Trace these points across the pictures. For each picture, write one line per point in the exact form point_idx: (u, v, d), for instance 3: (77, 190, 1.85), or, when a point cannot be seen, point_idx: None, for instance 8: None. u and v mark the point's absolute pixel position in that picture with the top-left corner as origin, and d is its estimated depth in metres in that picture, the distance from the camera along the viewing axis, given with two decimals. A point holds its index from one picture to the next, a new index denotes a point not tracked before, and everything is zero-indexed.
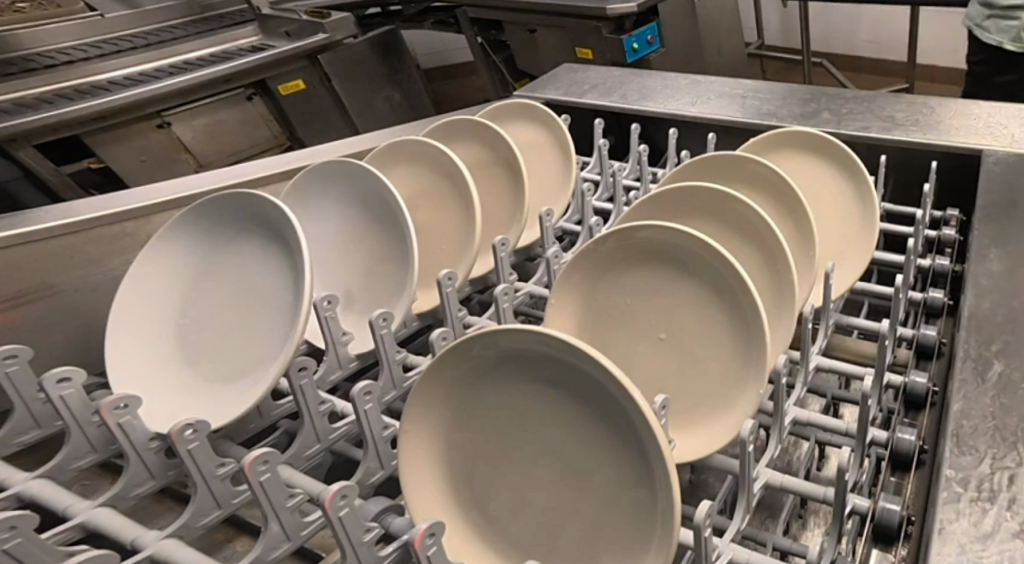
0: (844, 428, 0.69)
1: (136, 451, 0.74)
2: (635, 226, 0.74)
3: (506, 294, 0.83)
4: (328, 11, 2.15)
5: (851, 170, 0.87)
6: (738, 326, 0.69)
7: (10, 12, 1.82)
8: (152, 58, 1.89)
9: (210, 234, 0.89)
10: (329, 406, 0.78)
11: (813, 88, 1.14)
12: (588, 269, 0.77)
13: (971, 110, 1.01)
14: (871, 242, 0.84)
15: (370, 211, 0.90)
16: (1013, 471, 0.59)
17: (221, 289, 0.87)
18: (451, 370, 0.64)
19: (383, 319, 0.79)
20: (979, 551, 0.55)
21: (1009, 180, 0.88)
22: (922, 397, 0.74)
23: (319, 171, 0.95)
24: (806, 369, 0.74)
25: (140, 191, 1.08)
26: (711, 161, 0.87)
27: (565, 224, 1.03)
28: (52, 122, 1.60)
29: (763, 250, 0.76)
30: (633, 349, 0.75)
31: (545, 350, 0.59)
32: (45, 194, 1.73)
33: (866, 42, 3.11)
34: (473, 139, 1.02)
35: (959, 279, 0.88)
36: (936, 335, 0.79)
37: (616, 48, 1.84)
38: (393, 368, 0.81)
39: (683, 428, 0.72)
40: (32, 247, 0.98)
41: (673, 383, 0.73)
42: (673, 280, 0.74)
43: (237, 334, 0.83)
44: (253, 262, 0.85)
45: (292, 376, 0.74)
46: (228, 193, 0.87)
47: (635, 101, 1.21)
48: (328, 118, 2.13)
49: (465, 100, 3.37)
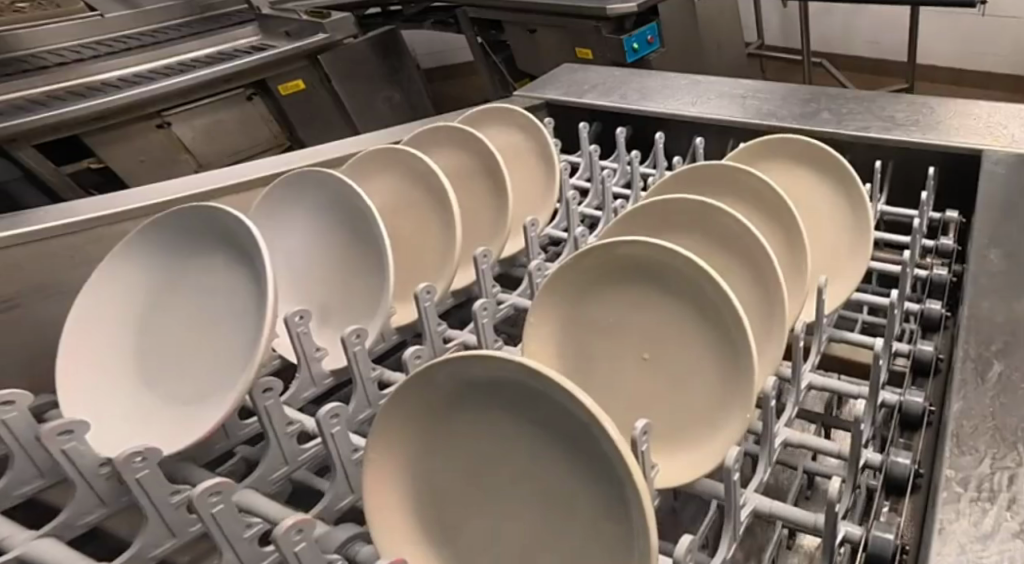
0: (836, 451, 0.69)
1: (85, 477, 0.72)
2: (612, 243, 0.72)
3: (485, 309, 0.82)
4: (328, 11, 2.15)
5: (848, 189, 0.87)
6: (726, 347, 0.68)
7: (10, 13, 1.83)
8: (153, 58, 1.89)
9: (174, 251, 0.88)
10: (298, 427, 0.77)
11: (813, 88, 1.14)
12: (570, 289, 0.77)
13: (972, 110, 1.01)
14: (864, 258, 0.83)
15: (352, 226, 0.89)
16: (1013, 471, 0.59)
17: (189, 308, 0.85)
18: (417, 399, 0.62)
19: (355, 336, 0.78)
20: (979, 551, 0.55)
21: (1009, 181, 0.88)
22: (919, 418, 0.72)
23: (300, 183, 0.94)
24: (796, 387, 0.73)
25: (140, 192, 1.08)
26: (700, 173, 0.87)
27: (552, 231, 1.02)
28: (52, 122, 1.60)
29: (752, 269, 0.75)
30: (615, 369, 0.75)
31: (509, 376, 0.57)
32: (45, 194, 1.73)
33: (866, 42, 3.11)
34: (461, 150, 1.01)
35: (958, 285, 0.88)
36: (931, 351, 0.78)
37: (616, 48, 1.84)
38: (369, 387, 0.81)
39: (663, 451, 0.71)
40: (33, 247, 0.98)
41: (655, 404, 0.72)
42: (654, 298, 0.73)
43: (202, 353, 0.82)
44: (217, 278, 0.83)
45: (256, 397, 0.74)
46: (190, 209, 0.85)
47: (635, 101, 1.21)
48: (328, 118, 2.13)
49: (465, 101, 3.37)
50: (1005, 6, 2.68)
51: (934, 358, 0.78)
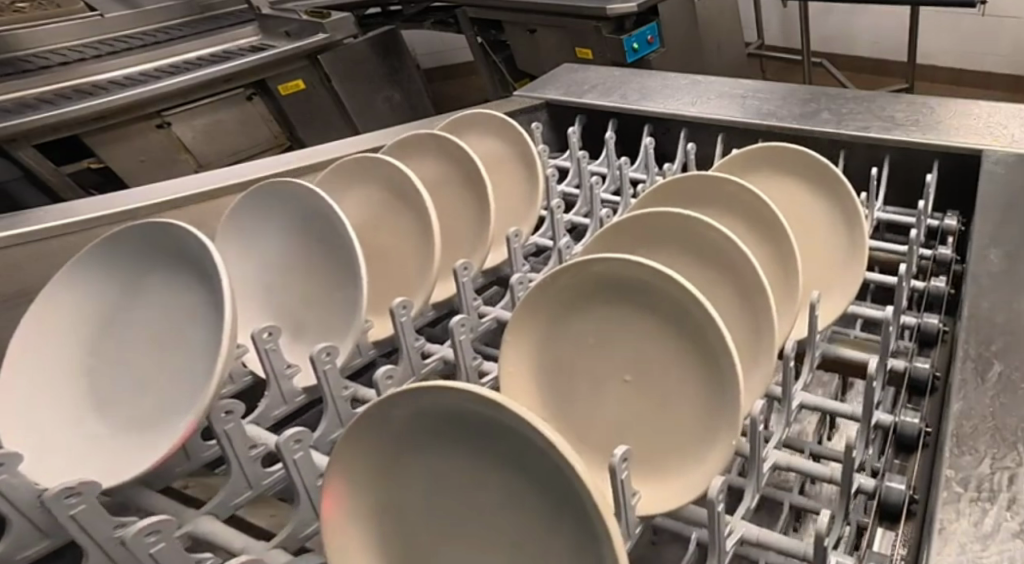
0: (828, 474, 0.67)
1: (18, 509, 0.68)
2: (589, 260, 0.69)
3: (462, 326, 0.79)
4: (328, 11, 2.15)
5: (845, 205, 0.84)
6: (712, 372, 0.65)
7: (10, 13, 1.83)
8: (153, 58, 1.89)
9: (126, 267, 0.82)
10: (262, 450, 0.73)
11: (813, 88, 1.14)
12: (543, 310, 0.72)
13: (971, 110, 1.01)
14: (859, 274, 0.81)
15: (326, 238, 0.86)
16: (1013, 471, 0.59)
17: (141, 327, 0.80)
18: (374, 435, 0.58)
19: (326, 354, 0.76)
20: (980, 551, 0.55)
21: (1009, 180, 0.88)
22: (914, 439, 0.71)
23: (271, 194, 0.90)
24: (785, 408, 0.72)
25: (140, 192, 1.08)
26: (686, 184, 0.85)
27: (538, 240, 1.02)
28: (52, 122, 1.60)
29: (740, 288, 0.72)
30: (596, 391, 0.71)
31: (474, 411, 0.52)
32: (45, 194, 1.73)
33: (866, 42, 3.11)
34: (447, 161, 0.99)
35: (959, 283, 0.89)
36: (928, 369, 0.76)
37: (616, 48, 1.84)
38: (341, 406, 0.79)
39: (646, 479, 0.67)
40: (33, 247, 0.99)
41: (638, 430, 0.68)
42: (633, 317, 0.69)
43: (154, 376, 0.76)
44: (170, 294, 0.78)
45: (215, 420, 0.70)
46: (144, 222, 0.80)
47: (635, 101, 1.21)
48: (328, 118, 2.13)
49: (464, 101, 3.38)
50: (1005, 6, 2.68)
51: (932, 376, 0.76)
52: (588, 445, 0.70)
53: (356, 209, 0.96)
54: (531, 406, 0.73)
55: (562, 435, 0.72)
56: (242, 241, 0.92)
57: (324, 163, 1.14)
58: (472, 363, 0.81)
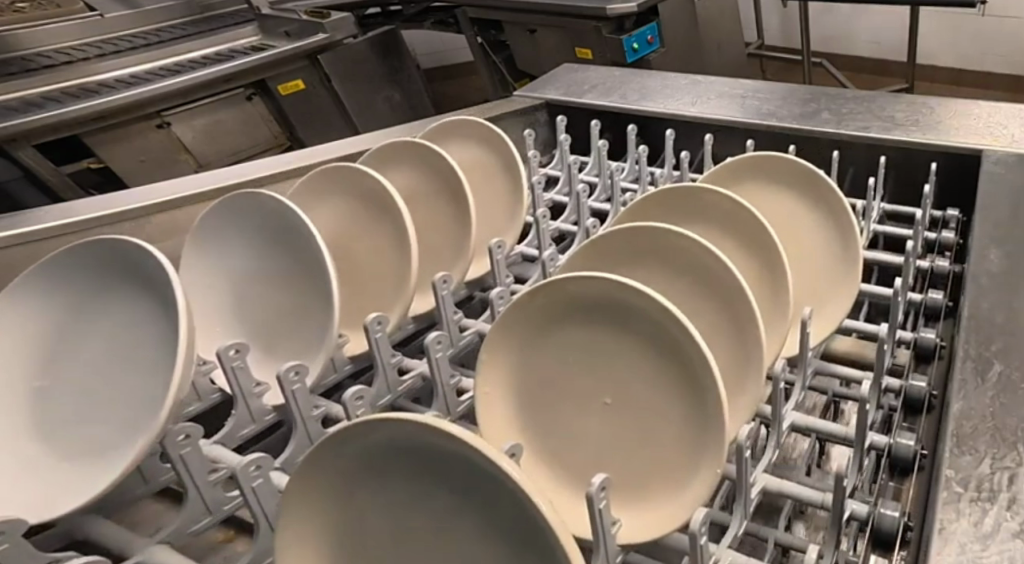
0: (819, 500, 0.64)
1: None
2: (564, 279, 0.66)
3: (438, 343, 0.76)
4: (327, 11, 2.15)
5: (841, 224, 0.81)
6: (695, 394, 0.62)
7: (10, 13, 1.83)
8: (153, 58, 1.89)
9: (75, 286, 0.79)
10: (223, 474, 0.71)
11: (813, 88, 1.14)
12: (520, 331, 0.70)
13: (971, 110, 1.01)
14: (853, 293, 0.78)
15: (296, 254, 0.83)
16: (1013, 471, 0.59)
17: (96, 345, 0.76)
18: (327, 472, 0.55)
19: (294, 374, 0.73)
20: (980, 551, 0.54)
21: (1010, 180, 0.88)
22: (909, 461, 0.70)
23: (242, 206, 0.87)
24: (776, 430, 0.69)
25: (139, 192, 1.08)
26: (673, 195, 0.82)
27: (524, 250, 1.00)
28: (52, 122, 1.60)
29: (726, 308, 0.69)
30: (577, 415, 0.68)
31: (427, 442, 0.49)
32: (45, 194, 1.73)
33: (866, 42, 3.11)
34: (423, 172, 0.95)
35: (960, 277, 0.88)
36: (925, 387, 0.74)
37: (616, 48, 1.84)
38: (311, 426, 0.76)
39: (627, 507, 0.64)
40: (33, 247, 0.99)
41: (621, 456, 0.66)
42: (613, 338, 0.66)
43: (104, 398, 0.73)
44: (124, 313, 0.75)
45: (170, 444, 0.67)
46: (94, 240, 0.77)
47: (635, 101, 1.21)
48: (328, 118, 2.13)
49: (464, 101, 3.38)
50: (1005, 6, 2.68)
51: (928, 395, 0.75)
52: (568, 470, 0.67)
53: (329, 222, 0.93)
54: (510, 430, 0.70)
55: (542, 461, 0.69)
56: (214, 256, 0.89)
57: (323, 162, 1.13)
58: (449, 382, 0.78)
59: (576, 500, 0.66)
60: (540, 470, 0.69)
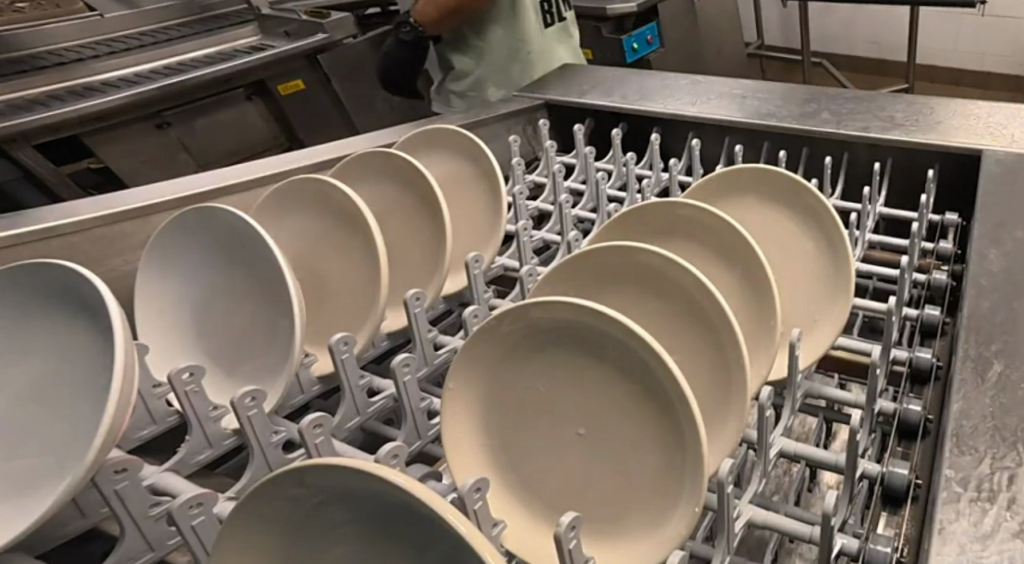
0: (806, 535, 0.62)
1: None
2: (526, 307, 0.64)
3: (405, 366, 0.75)
4: (327, 11, 2.15)
5: (833, 245, 0.81)
6: (672, 424, 0.59)
7: (9, 12, 1.82)
8: (151, 59, 1.88)
9: (14, 309, 0.76)
10: (163, 509, 0.70)
11: (812, 89, 1.14)
12: (486, 357, 0.68)
13: (972, 111, 1.01)
14: (844, 313, 0.77)
15: (266, 273, 0.81)
16: (1013, 471, 0.59)
17: (32, 367, 0.74)
18: (269, 513, 0.52)
19: (251, 400, 0.71)
20: (980, 551, 0.54)
21: (1009, 181, 0.88)
22: (902, 491, 0.66)
23: (204, 218, 0.86)
24: (762, 458, 0.67)
25: (139, 192, 1.08)
26: (652, 214, 0.81)
27: (505, 261, 0.98)
28: (52, 121, 1.59)
29: (706, 330, 0.68)
30: (548, 444, 0.66)
31: (375, 493, 0.46)
32: (44, 195, 1.70)
33: (866, 42, 3.15)
34: (406, 187, 0.94)
35: (958, 288, 0.87)
36: (919, 412, 0.72)
37: (616, 49, 1.86)
38: (269, 452, 0.74)
39: (602, 541, 0.63)
40: (30, 247, 0.98)
41: (596, 489, 0.64)
42: (583, 365, 0.64)
43: (41, 421, 0.71)
44: (60, 338, 0.73)
45: (103, 480, 0.66)
46: (42, 261, 0.74)
47: (635, 101, 1.21)
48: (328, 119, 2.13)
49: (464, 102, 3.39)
50: (1005, 6, 2.84)
51: (922, 419, 0.72)
52: (539, 502, 0.65)
53: (308, 236, 0.92)
54: (477, 458, 0.68)
55: (515, 494, 0.67)
56: (182, 268, 0.89)
57: (321, 163, 1.13)
58: (418, 406, 0.78)
59: (549, 532, 0.64)
60: (511, 503, 0.66)
